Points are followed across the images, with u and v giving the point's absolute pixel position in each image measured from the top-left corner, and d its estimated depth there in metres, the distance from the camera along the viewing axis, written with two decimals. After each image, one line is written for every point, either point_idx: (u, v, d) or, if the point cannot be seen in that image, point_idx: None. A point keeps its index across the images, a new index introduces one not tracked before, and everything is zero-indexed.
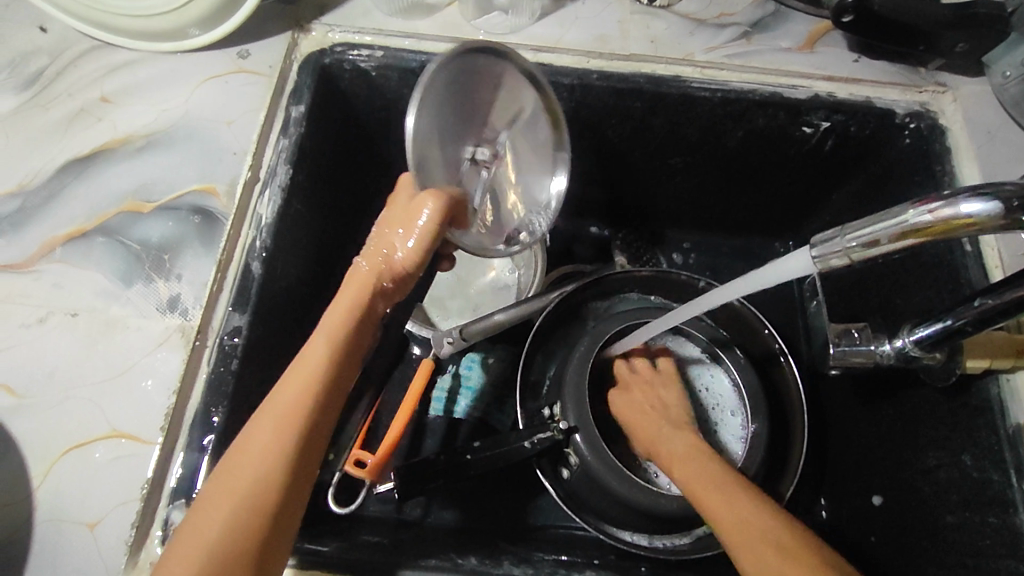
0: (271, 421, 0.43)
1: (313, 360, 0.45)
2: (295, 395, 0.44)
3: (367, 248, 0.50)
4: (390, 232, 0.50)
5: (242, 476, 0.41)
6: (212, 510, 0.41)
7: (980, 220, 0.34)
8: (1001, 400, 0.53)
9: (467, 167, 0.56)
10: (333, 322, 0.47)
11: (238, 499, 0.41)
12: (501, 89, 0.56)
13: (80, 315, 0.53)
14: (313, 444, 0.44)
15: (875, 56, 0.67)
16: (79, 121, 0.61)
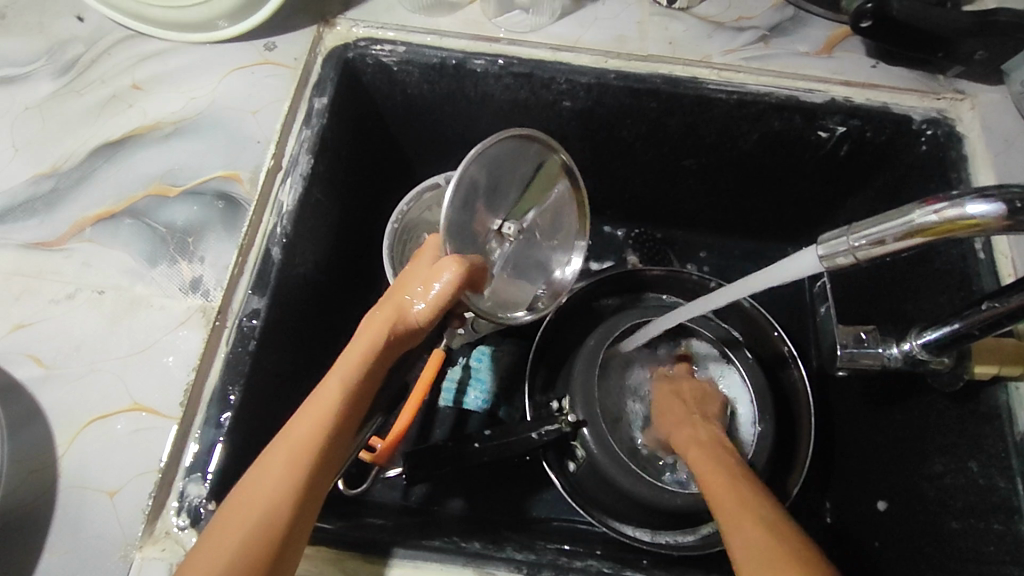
0: (285, 453, 0.44)
1: (326, 397, 0.47)
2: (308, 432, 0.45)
3: (385, 301, 0.51)
4: (411, 287, 0.50)
5: (256, 506, 0.43)
6: (222, 536, 0.42)
7: (984, 221, 0.35)
8: (1010, 407, 0.53)
9: (495, 239, 0.58)
10: (347, 365, 0.48)
11: (249, 527, 0.42)
12: (540, 174, 0.61)
13: (107, 292, 0.55)
14: (322, 477, 0.46)
15: (894, 62, 0.67)
16: (110, 107, 0.63)
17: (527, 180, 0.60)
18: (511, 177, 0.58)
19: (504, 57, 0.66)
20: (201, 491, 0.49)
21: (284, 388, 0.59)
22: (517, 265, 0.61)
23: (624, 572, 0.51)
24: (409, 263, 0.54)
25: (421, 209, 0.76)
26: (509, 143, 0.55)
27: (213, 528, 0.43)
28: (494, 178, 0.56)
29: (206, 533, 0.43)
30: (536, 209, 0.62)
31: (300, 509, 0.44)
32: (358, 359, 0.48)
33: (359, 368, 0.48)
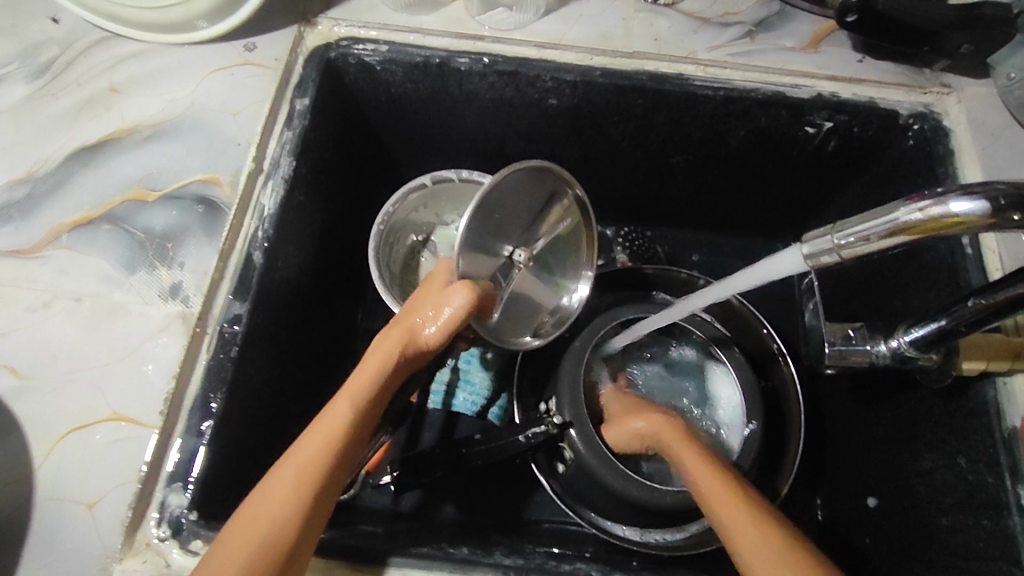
0: (293, 469, 0.45)
1: (336, 415, 0.48)
2: (318, 447, 0.46)
3: (396, 322, 0.52)
4: (423, 309, 0.52)
5: (266, 516, 0.43)
6: (226, 555, 0.42)
7: (968, 219, 0.34)
8: (997, 404, 0.53)
9: (503, 264, 0.57)
10: (359, 383, 0.50)
11: (256, 539, 0.42)
12: (550, 201, 0.61)
13: (84, 300, 0.54)
14: (328, 495, 0.46)
15: (880, 56, 0.67)
16: (87, 110, 0.62)
17: (537, 205, 0.59)
18: (522, 202, 0.57)
19: (488, 55, 0.66)
20: (183, 501, 0.48)
21: (268, 394, 0.58)
22: (522, 289, 0.61)
23: (613, 575, 0.50)
24: (421, 287, 0.57)
25: (407, 210, 0.76)
26: (525, 173, 0.55)
27: (216, 545, 0.43)
28: (510, 207, 0.56)
29: (207, 554, 0.42)
30: (547, 235, 0.61)
31: (305, 526, 0.44)
32: (370, 377, 0.50)
33: (370, 385, 0.49)
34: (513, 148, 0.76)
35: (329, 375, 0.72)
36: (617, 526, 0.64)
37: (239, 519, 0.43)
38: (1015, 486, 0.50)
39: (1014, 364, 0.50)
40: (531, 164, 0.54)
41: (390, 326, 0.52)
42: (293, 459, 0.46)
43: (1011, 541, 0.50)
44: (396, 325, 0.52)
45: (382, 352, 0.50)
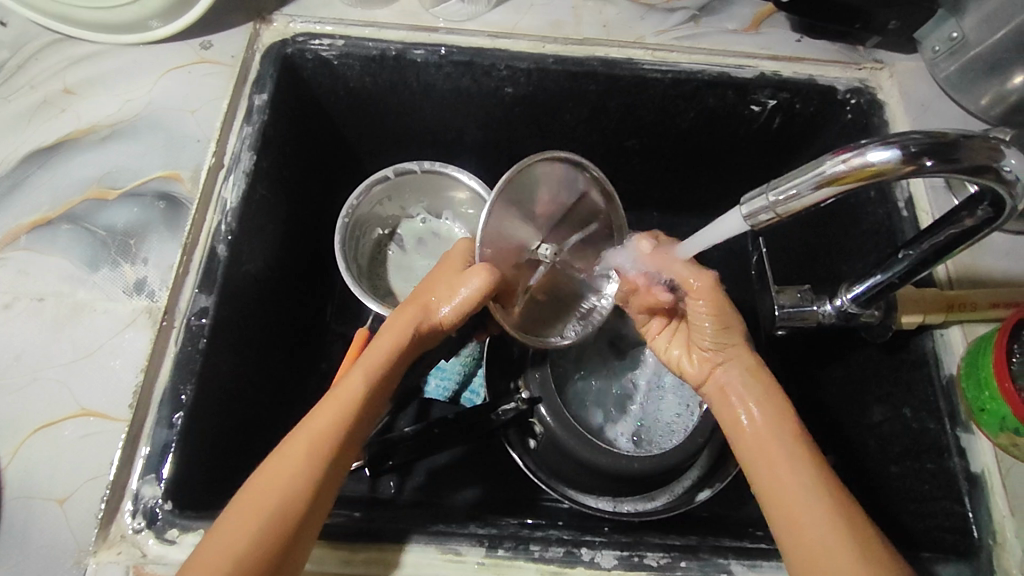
0: (304, 439, 0.47)
1: (349, 389, 0.50)
2: (335, 417, 0.48)
3: (411, 300, 0.55)
4: (437, 289, 0.54)
5: (283, 482, 0.45)
6: (237, 521, 0.43)
7: (888, 167, 0.36)
8: (934, 353, 0.56)
9: (529, 257, 0.57)
10: (378, 358, 0.52)
11: (270, 505, 0.44)
12: (586, 199, 0.59)
13: (46, 300, 0.54)
14: (338, 465, 0.48)
15: (816, 36, 0.70)
16: (41, 112, 0.62)
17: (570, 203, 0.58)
18: (551, 200, 0.57)
19: (444, 47, 0.67)
20: (157, 492, 0.48)
21: (240, 387, 0.59)
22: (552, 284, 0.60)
23: (584, 537, 0.50)
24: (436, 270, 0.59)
25: (372, 204, 0.77)
26: (555, 166, 0.56)
27: (226, 513, 0.44)
28: (539, 203, 0.56)
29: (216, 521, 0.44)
30: (583, 233, 0.60)
31: (317, 494, 0.46)
32: (383, 353, 0.52)
33: (382, 360, 0.52)
34: (473, 138, 0.78)
35: (302, 369, 0.73)
36: (590, 497, 0.65)
37: (251, 485, 0.45)
38: (954, 429, 0.54)
39: (948, 315, 0.55)
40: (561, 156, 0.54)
41: (407, 305, 0.55)
42: (313, 428, 0.47)
43: (953, 481, 0.53)
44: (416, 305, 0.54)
45: (402, 331, 0.53)
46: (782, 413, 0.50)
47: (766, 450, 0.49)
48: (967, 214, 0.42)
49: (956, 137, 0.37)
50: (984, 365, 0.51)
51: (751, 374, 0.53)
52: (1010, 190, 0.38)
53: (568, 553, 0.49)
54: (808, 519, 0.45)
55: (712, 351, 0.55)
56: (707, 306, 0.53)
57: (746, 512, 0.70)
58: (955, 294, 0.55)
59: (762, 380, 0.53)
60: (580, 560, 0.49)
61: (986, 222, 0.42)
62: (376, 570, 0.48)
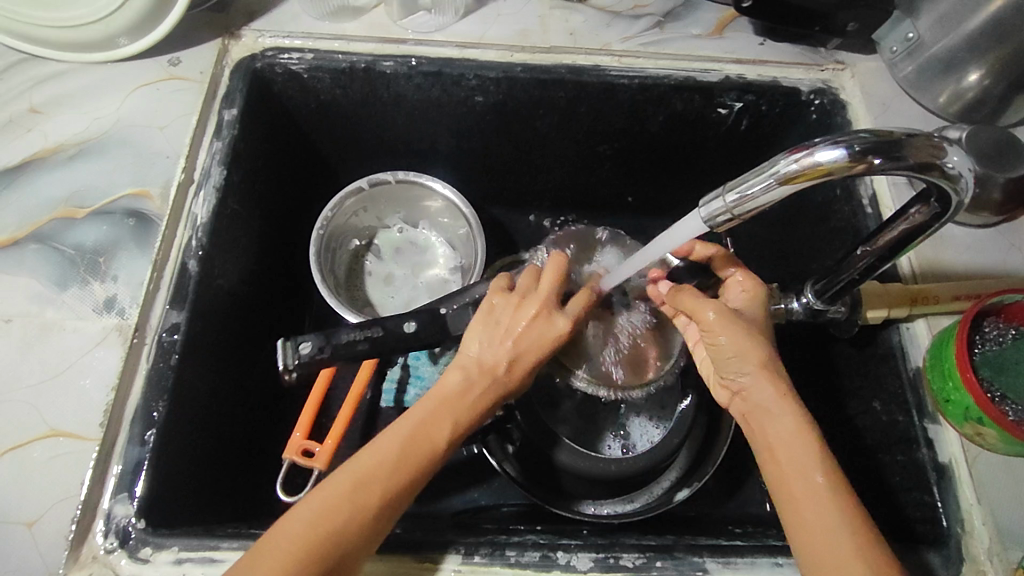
0: (373, 467, 0.46)
1: (438, 433, 0.49)
2: (398, 454, 0.47)
3: (506, 347, 0.52)
4: (523, 339, 0.52)
5: (329, 517, 0.43)
6: (283, 540, 0.43)
7: (837, 166, 0.37)
8: (901, 347, 0.57)
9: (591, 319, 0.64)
10: (459, 398, 0.51)
11: (322, 534, 0.43)
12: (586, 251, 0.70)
13: (14, 320, 0.54)
14: (394, 506, 0.46)
15: (779, 39, 0.72)
16: (7, 132, 0.62)
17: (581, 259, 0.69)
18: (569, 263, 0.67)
19: (414, 57, 0.68)
20: (129, 511, 0.48)
21: (217, 403, 0.59)
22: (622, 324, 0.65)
23: (560, 540, 0.51)
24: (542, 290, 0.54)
25: (346, 215, 0.78)
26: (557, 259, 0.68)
27: (274, 529, 0.44)
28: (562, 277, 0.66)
29: (263, 537, 0.43)
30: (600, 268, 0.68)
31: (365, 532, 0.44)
32: (474, 402, 0.51)
33: (471, 411, 0.51)
34: (447, 147, 0.79)
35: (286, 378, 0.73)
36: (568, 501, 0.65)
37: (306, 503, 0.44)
38: (922, 421, 0.55)
39: (912, 308, 0.56)
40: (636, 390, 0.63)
41: (493, 334, 0.52)
42: (372, 465, 0.46)
43: (922, 472, 0.54)
44: (503, 339, 0.52)
45: (485, 368, 0.52)
46: (812, 436, 0.46)
47: (783, 459, 0.46)
48: (918, 210, 0.44)
49: (900, 136, 0.38)
50: (948, 357, 0.52)
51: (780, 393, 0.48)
52: (953, 185, 0.39)
53: (544, 557, 0.49)
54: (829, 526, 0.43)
55: (732, 381, 0.51)
56: (727, 338, 0.50)
57: (725, 509, 0.71)
58: (918, 288, 0.56)
59: (791, 406, 0.48)
60: (556, 563, 0.49)
61: (936, 216, 0.43)
62: None
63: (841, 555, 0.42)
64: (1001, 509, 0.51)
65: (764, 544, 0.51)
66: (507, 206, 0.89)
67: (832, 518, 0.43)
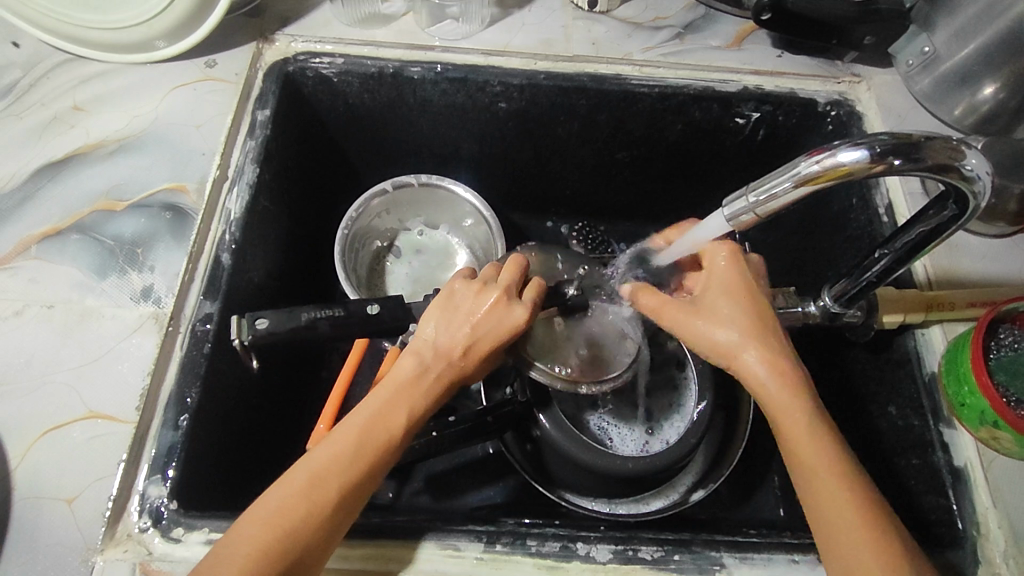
0: (337, 458, 0.47)
1: (393, 421, 0.49)
2: (355, 442, 0.48)
3: (460, 334, 0.52)
4: (477, 330, 0.52)
5: (284, 515, 0.44)
6: (252, 531, 0.44)
7: (857, 166, 0.39)
8: (917, 352, 0.58)
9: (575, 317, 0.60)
10: (413, 384, 0.51)
11: (291, 523, 0.44)
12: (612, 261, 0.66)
13: (56, 306, 0.56)
14: (359, 489, 0.47)
15: (796, 51, 0.73)
16: (52, 128, 0.64)
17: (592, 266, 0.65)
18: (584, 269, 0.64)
19: (440, 64, 0.70)
20: (162, 492, 0.49)
21: (245, 394, 0.60)
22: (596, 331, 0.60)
23: (580, 533, 0.51)
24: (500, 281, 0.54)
25: (370, 216, 0.80)
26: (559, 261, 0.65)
27: (244, 517, 0.45)
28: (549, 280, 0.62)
29: (233, 527, 0.45)
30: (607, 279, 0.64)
31: (333, 517, 0.46)
32: (428, 389, 0.51)
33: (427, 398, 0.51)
34: (469, 152, 0.81)
35: (312, 368, 0.74)
36: (584, 498, 0.67)
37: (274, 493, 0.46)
38: (938, 425, 0.56)
39: (928, 314, 0.57)
40: (603, 388, 0.58)
41: (450, 319, 0.53)
42: (328, 458, 0.47)
43: (938, 476, 0.55)
44: (463, 324, 0.53)
45: (440, 354, 0.52)
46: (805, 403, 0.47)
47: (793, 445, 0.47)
48: (935, 212, 0.45)
49: (919, 138, 0.39)
50: (963, 361, 0.53)
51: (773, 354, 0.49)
52: (971, 187, 0.41)
53: (564, 548, 0.50)
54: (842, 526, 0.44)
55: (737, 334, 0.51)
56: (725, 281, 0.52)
57: (739, 513, 0.71)
58: (934, 294, 0.57)
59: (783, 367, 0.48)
60: (576, 554, 0.50)
61: (953, 219, 0.44)
62: (377, 564, 0.49)
63: (861, 544, 0.43)
64: (1017, 513, 0.52)
65: (781, 541, 0.51)
66: (526, 211, 0.91)
67: (845, 513, 0.44)
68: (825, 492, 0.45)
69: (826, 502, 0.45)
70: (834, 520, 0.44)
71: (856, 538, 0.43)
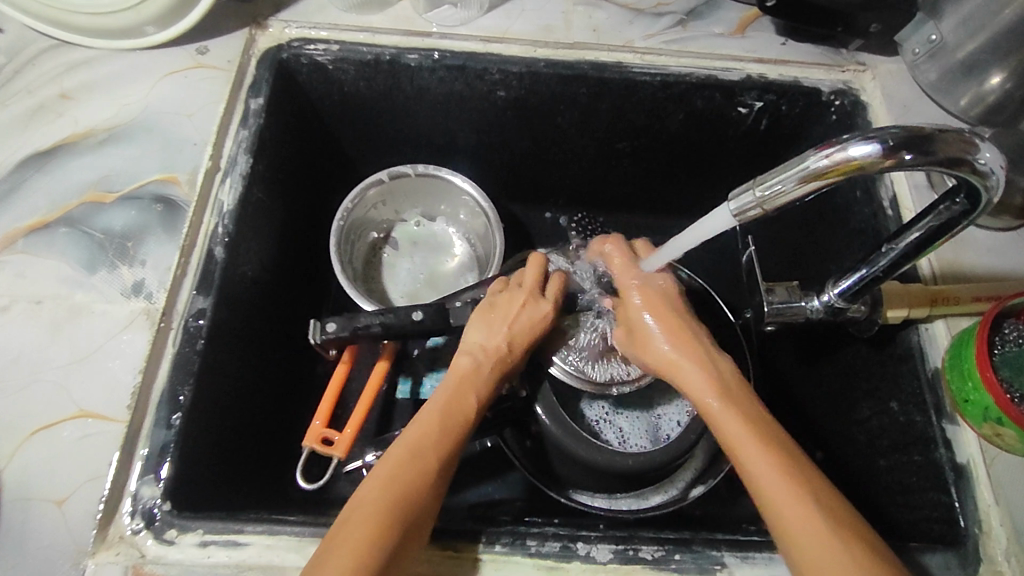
0: (423, 440, 0.48)
1: (464, 407, 0.52)
2: (439, 422, 0.50)
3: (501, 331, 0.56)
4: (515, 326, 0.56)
5: (388, 503, 0.43)
6: (361, 511, 0.43)
7: (868, 161, 0.38)
8: (920, 347, 0.58)
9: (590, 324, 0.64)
10: (473, 375, 0.54)
11: (395, 501, 0.44)
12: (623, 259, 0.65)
13: (44, 302, 0.54)
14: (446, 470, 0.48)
15: (800, 39, 0.72)
16: (38, 116, 0.63)
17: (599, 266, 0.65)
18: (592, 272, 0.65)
19: (438, 51, 0.69)
20: (155, 492, 0.49)
21: (239, 391, 0.60)
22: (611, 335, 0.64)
23: (580, 532, 0.51)
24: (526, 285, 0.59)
25: (366, 207, 0.78)
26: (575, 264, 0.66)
27: (351, 505, 0.44)
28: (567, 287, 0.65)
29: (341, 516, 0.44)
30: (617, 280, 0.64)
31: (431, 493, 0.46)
32: (486, 380, 0.54)
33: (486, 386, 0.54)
34: (467, 141, 0.79)
35: (308, 362, 0.73)
36: (584, 495, 0.66)
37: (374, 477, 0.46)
38: (940, 422, 0.55)
39: (933, 309, 0.56)
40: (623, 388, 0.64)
41: (490, 321, 0.57)
42: (418, 436, 0.48)
43: (939, 472, 0.54)
44: (502, 323, 0.56)
45: (487, 350, 0.55)
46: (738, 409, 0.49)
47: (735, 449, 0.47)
48: (945, 207, 0.44)
49: (930, 130, 0.38)
50: (968, 357, 0.52)
51: (679, 337, 0.55)
52: (983, 181, 0.40)
53: (564, 548, 0.50)
54: (795, 523, 0.43)
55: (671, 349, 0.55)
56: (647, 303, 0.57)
57: (738, 508, 0.71)
58: (939, 288, 0.56)
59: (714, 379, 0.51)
60: (576, 554, 0.50)
61: (963, 213, 0.43)
62: None
63: (815, 542, 0.42)
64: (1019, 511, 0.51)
65: None
66: (524, 202, 0.90)
67: (796, 509, 0.43)
68: (764, 480, 0.45)
69: (742, 462, 0.46)
70: (785, 517, 0.43)
71: (780, 495, 0.44)
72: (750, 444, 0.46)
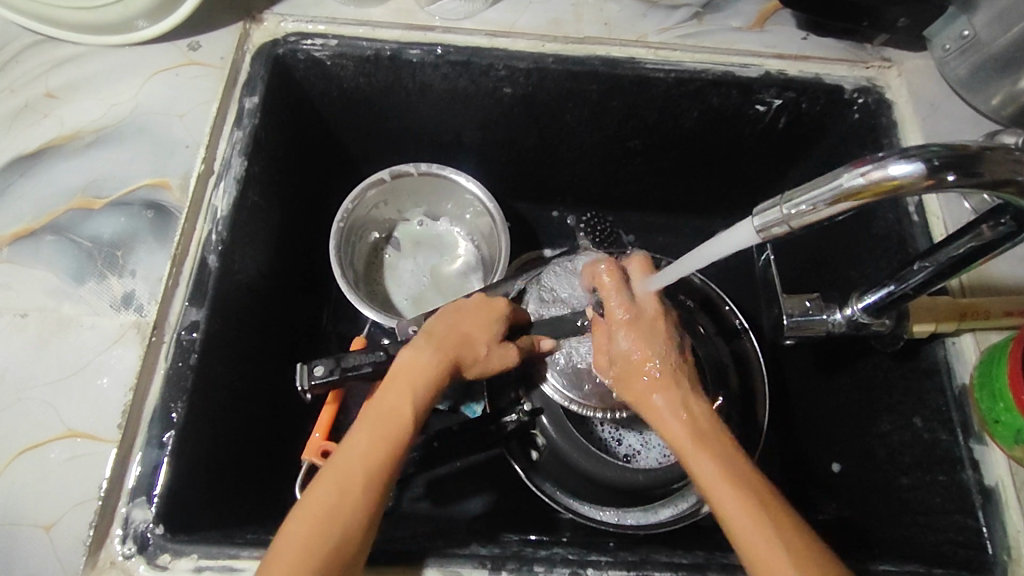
0: (356, 459, 0.45)
1: (401, 408, 0.48)
2: (373, 437, 0.47)
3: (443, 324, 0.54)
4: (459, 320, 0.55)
5: (319, 529, 0.42)
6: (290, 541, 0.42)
7: (907, 181, 0.35)
8: (947, 363, 0.55)
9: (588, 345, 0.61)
10: (413, 370, 0.50)
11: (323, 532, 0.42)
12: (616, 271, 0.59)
13: (30, 315, 0.52)
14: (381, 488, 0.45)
15: (822, 33, 0.68)
16: (23, 117, 0.60)
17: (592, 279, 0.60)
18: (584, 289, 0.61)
19: (441, 46, 0.65)
20: (147, 515, 0.46)
21: (235, 403, 0.57)
22: None
23: (590, 556, 0.49)
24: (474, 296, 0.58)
25: (367, 208, 0.76)
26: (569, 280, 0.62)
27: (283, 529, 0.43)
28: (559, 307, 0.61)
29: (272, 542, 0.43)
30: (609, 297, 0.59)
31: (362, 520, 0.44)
32: (427, 374, 0.50)
33: (426, 381, 0.50)
34: (472, 139, 0.76)
35: None
36: (591, 509, 0.63)
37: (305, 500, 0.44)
38: (967, 441, 0.53)
39: (961, 324, 0.53)
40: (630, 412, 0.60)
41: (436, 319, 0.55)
42: (352, 456, 0.45)
43: (966, 494, 0.52)
44: (446, 317, 0.55)
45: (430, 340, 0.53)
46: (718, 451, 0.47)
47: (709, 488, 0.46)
48: (988, 226, 0.41)
49: (976, 150, 0.35)
50: (999, 377, 0.49)
51: (663, 380, 0.51)
52: None
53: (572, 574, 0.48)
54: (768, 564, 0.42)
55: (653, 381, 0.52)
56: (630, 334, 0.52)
57: None
58: (969, 302, 0.53)
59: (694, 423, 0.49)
60: None
61: (1007, 234, 0.40)
62: None
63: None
64: None
65: None
66: (531, 201, 0.87)
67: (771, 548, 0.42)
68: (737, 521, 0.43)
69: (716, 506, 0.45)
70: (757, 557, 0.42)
71: (751, 536, 0.43)
72: (722, 486, 0.45)
